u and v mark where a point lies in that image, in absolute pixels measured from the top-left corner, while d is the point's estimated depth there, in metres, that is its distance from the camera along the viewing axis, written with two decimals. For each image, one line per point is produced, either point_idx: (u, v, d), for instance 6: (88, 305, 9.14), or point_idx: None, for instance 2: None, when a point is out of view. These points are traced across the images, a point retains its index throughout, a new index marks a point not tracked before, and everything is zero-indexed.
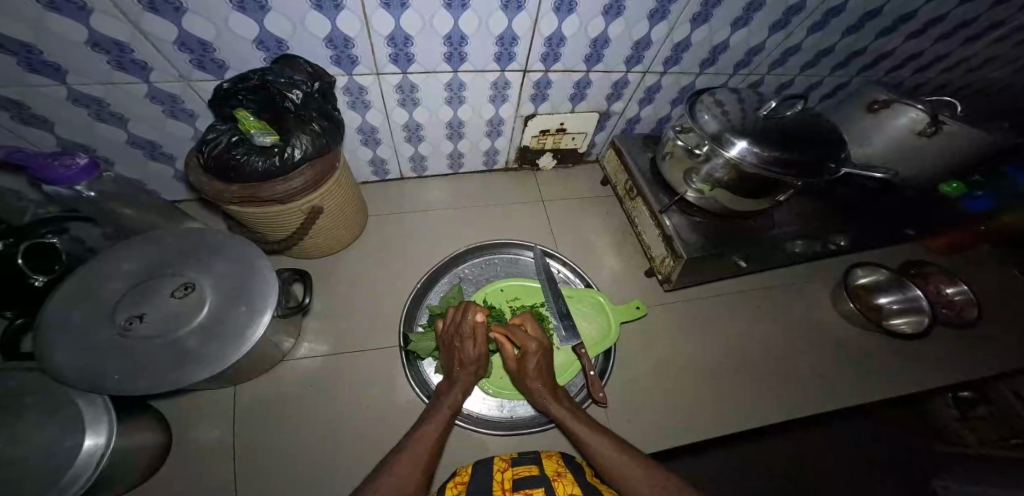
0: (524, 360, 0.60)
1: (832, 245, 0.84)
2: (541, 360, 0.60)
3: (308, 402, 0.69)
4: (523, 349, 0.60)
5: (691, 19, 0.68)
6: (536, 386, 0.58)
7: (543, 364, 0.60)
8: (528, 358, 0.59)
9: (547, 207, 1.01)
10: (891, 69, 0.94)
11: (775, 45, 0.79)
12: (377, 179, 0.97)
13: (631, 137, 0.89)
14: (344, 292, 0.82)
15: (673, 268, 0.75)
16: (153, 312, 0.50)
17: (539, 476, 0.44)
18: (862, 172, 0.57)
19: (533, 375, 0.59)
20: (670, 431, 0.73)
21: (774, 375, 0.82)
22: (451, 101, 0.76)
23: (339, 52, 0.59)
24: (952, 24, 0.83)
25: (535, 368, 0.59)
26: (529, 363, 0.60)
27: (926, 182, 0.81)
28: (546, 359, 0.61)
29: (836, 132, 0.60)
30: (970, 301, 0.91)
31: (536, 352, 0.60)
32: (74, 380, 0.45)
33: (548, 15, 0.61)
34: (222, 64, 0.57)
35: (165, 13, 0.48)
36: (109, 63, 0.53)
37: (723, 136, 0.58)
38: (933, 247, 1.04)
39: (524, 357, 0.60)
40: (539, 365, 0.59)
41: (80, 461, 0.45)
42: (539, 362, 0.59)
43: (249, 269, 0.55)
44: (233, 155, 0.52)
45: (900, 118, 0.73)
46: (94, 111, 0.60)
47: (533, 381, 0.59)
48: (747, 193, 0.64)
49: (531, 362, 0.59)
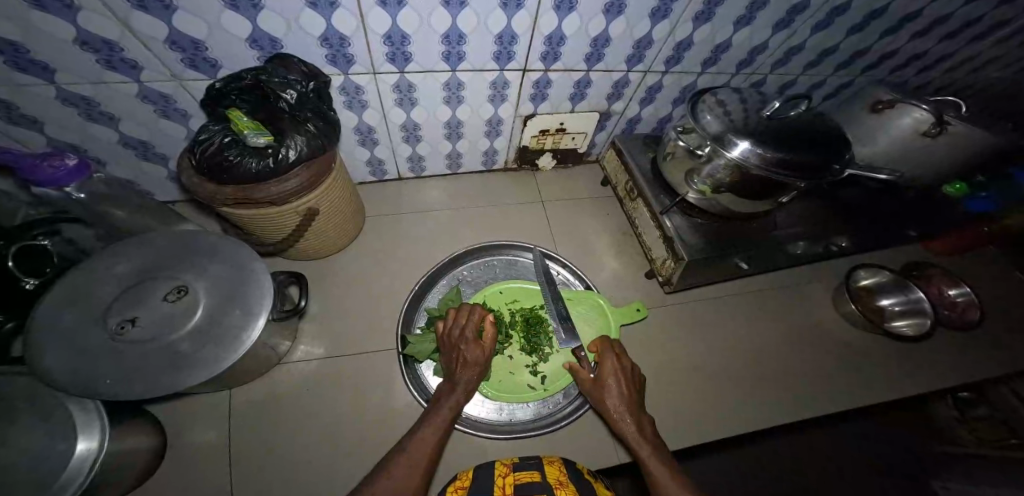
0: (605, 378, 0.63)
1: (835, 247, 0.82)
2: (622, 382, 0.62)
3: (304, 406, 0.68)
4: (604, 368, 0.64)
5: (693, 17, 0.67)
6: (613, 405, 0.60)
7: (622, 386, 0.62)
8: (609, 377, 0.63)
9: (546, 208, 1.00)
10: (894, 69, 0.94)
11: (778, 44, 0.78)
12: (374, 179, 0.96)
13: (632, 138, 0.88)
14: (341, 294, 0.81)
15: (674, 270, 0.74)
16: (146, 315, 0.49)
17: (540, 482, 0.43)
18: (866, 174, 0.56)
19: (611, 394, 0.61)
20: (671, 434, 0.72)
21: (775, 377, 0.81)
22: (450, 100, 0.75)
23: (335, 51, 0.58)
24: (957, 23, 0.83)
25: (615, 388, 0.61)
26: (609, 382, 0.62)
27: (929, 183, 0.81)
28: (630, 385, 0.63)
29: (840, 132, 0.59)
30: (973, 303, 0.89)
31: (618, 373, 0.63)
32: (64, 384, 0.44)
33: (548, 13, 0.60)
34: (215, 63, 0.55)
35: (155, 11, 0.47)
36: (98, 62, 0.52)
37: (725, 137, 0.57)
38: (934, 249, 1.04)
39: (605, 376, 0.63)
40: (621, 386, 0.61)
41: (73, 465, 0.45)
42: (619, 383, 0.62)
43: (244, 271, 0.55)
44: (226, 156, 0.51)
45: (904, 118, 0.73)
46: (85, 111, 0.59)
47: (609, 399, 0.61)
48: (749, 194, 0.63)
49: (610, 381, 0.62)
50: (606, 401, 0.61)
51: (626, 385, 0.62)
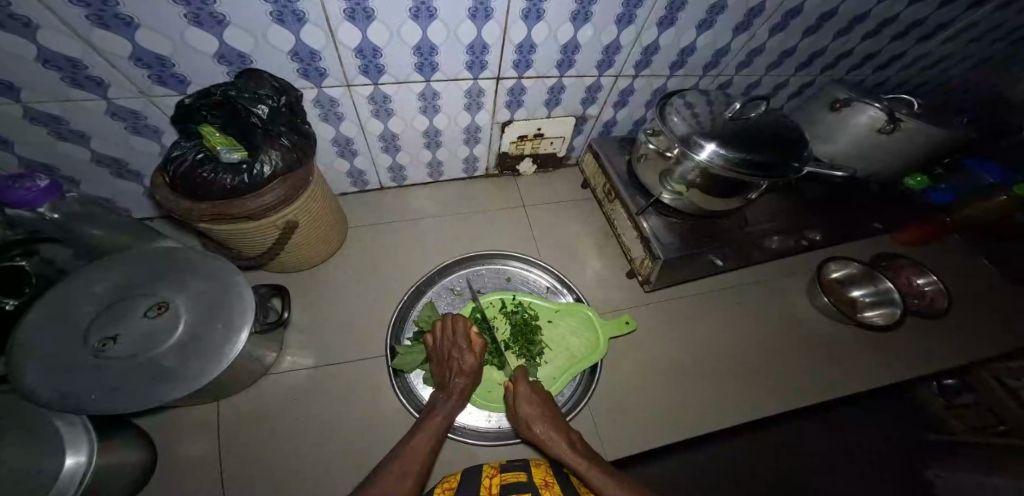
0: (517, 386, 0.59)
1: (806, 241, 0.83)
2: (539, 408, 0.56)
3: (293, 415, 0.69)
4: (518, 397, 0.57)
5: (658, 23, 0.69)
6: (542, 431, 0.52)
7: (541, 410, 0.56)
8: (523, 406, 0.56)
9: (528, 212, 1.01)
10: (853, 68, 0.97)
11: (741, 47, 0.81)
12: (356, 190, 0.97)
13: (608, 140, 0.90)
14: (325, 304, 0.82)
15: (651, 270, 0.76)
16: (127, 333, 0.49)
17: (525, 482, 0.44)
18: (825, 170, 0.59)
19: (533, 420, 0.54)
20: (654, 428, 0.74)
21: (754, 371, 0.83)
22: (426, 110, 0.76)
23: (306, 64, 0.59)
24: (906, 23, 0.86)
25: (534, 413, 0.55)
26: (525, 411, 0.56)
27: (892, 176, 0.84)
28: (541, 394, 0.60)
29: (800, 131, 0.61)
30: (939, 291, 0.93)
31: (533, 400, 0.57)
32: (48, 400, 0.44)
33: (517, 23, 0.62)
34: (183, 78, 0.57)
35: (117, 28, 0.47)
36: (64, 79, 0.52)
37: (692, 139, 0.59)
38: (901, 241, 1.07)
39: (521, 404, 0.56)
40: (533, 394, 0.57)
41: (64, 478, 0.45)
42: (537, 408, 0.56)
43: (224, 286, 0.55)
44: (200, 173, 0.53)
45: (860, 116, 0.75)
46: (54, 129, 0.59)
47: (535, 426, 0.53)
48: (720, 193, 0.65)
49: (526, 410, 0.56)
50: (531, 430, 0.53)
51: (547, 408, 0.56)
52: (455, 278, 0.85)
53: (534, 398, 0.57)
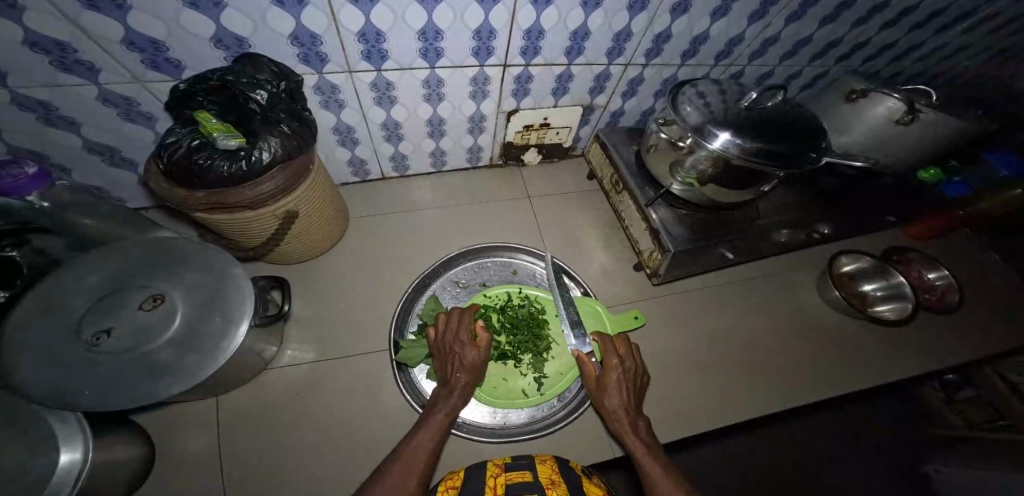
0: (607, 375, 0.60)
1: (818, 234, 0.81)
2: (627, 397, 0.58)
3: (294, 410, 0.67)
4: (605, 384, 0.60)
5: (670, 10, 0.66)
6: (622, 423, 0.56)
7: (626, 401, 0.58)
8: (611, 395, 0.59)
9: (533, 204, 1.00)
10: (867, 59, 0.95)
11: (754, 36, 0.78)
12: (357, 180, 0.95)
13: (616, 130, 0.88)
14: (327, 297, 0.80)
15: (660, 262, 0.74)
16: (121, 326, 0.47)
17: (532, 482, 0.43)
18: (843, 161, 0.57)
19: (618, 411, 0.57)
20: (661, 424, 0.73)
21: (761, 366, 0.82)
22: (430, 97, 0.74)
23: (307, 49, 0.57)
24: (924, 13, 0.84)
25: (618, 405, 0.57)
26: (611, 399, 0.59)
27: (907, 169, 0.82)
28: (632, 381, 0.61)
29: (818, 121, 0.60)
30: (951, 286, 0.91)
31: (621, 390, 0.59)
32: (40, 396, 0.42)
33: (525, 7, 0.59)
34: (178, 64, 0.54)
35: (108, 11, 0.45)
36: (52, 63, 0.50)
37: (705, 128, 0.57)
38: (911, 236, 1.07)
39: (608, 393, 0.59)
40: (623, 384, 0.59)
41: (57, 476, 0.43)
42: (624, 399, 0.58)
43: (222, 278, 0.53)
44: (194, 160, 0.50)
45: (878, 107, 0.73)
46: (42, 115, 0.57)
47: (617, 418, 0.57)
48: (733, 185, 0.63)
49: (612, 399, 0.58)
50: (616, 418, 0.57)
51: (631, 399, 0.58)
52: (461, 270, 0.84)
53: (625, 390, 0.59)
